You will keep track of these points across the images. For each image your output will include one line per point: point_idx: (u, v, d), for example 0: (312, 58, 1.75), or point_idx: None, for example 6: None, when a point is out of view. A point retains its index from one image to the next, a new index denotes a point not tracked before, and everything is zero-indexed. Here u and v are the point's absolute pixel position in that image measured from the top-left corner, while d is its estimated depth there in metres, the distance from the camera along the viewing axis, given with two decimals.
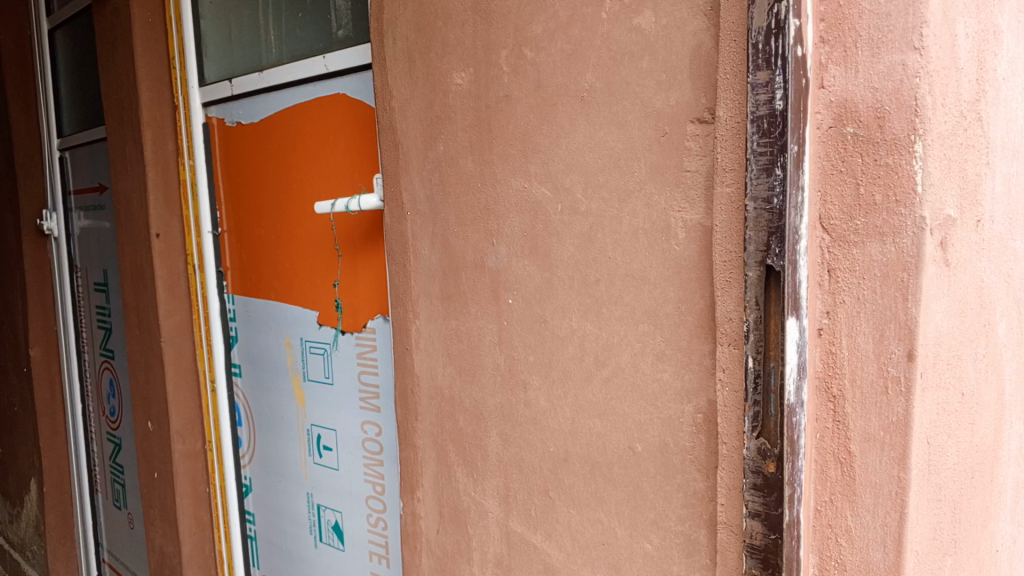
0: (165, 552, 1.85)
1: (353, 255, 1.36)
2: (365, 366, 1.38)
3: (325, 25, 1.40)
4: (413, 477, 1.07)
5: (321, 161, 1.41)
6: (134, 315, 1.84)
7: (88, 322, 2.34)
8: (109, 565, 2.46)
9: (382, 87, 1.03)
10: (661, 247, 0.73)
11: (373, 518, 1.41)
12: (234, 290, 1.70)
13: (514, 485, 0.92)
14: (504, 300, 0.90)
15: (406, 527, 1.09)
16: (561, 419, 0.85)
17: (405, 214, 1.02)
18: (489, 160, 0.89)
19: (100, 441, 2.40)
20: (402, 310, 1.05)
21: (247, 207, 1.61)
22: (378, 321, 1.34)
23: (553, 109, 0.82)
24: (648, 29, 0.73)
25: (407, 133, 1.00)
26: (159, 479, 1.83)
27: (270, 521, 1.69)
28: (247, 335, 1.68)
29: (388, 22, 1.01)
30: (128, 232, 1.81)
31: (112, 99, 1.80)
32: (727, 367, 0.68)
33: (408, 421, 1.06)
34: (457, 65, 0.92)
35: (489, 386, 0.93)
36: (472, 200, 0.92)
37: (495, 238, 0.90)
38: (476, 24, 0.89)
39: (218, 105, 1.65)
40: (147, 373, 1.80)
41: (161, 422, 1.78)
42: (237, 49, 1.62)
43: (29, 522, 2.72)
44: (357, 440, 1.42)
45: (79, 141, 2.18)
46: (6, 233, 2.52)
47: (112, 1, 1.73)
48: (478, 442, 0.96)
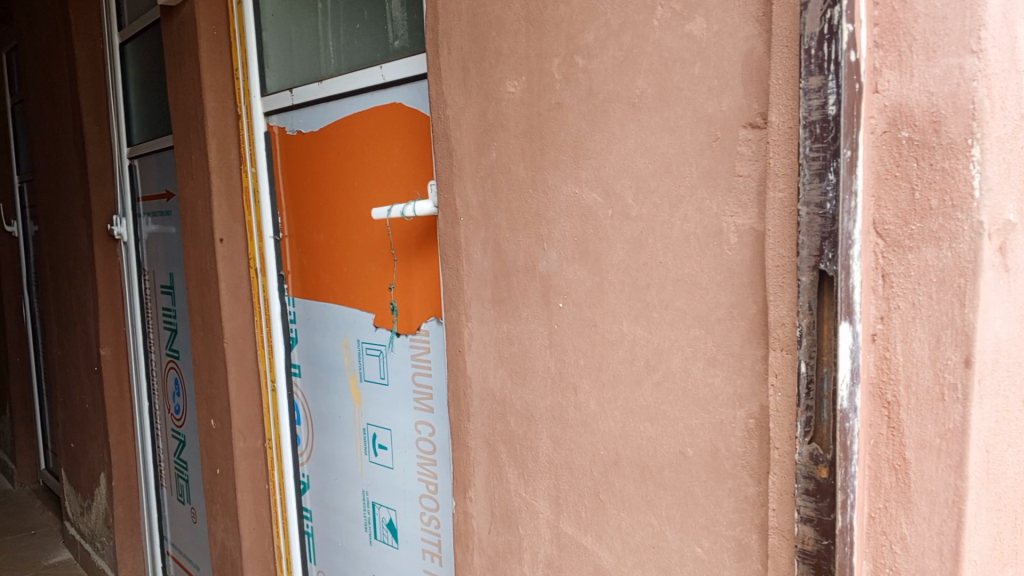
0: (226, 546, 1.91)
1: (407, 259, 1.39)
2: (419, 368, 1.41)
3: (382, 35, 1.44)
4: (465, 478, 1.09)
5: (377, 168, 1.45)
6: (198, 316, 1.90)
7: (155, 323, 2.43)
8: (173, 558, 2.55)
9: (438, 95, 1.06)
10: (712, 251, 0.74)
11: (426, 517, 1.44)
12: (294, 293, 1.74)
13: (565, 487, 0.93)
14: (555, 304, 0.91)
15: (459, 526, 1.11)
16: (611, 422, 0.86)
17: (459, 220, 1.04)
18: (541, 166, 0.91)
19: (165, 438, 2.49)
20: (455, 313, 1.07)
21: (307, 213, 1.66)
22: (432, 324, 1.36)
23: (605, 115, 0.83)
24: (700, 36, 0.73)
25: (461, 141, 1.02)
26: (220, 475, 1.89)
27: (327, 518, 1.73)
28: (306, 337, 1.72)
29: (443, 32, 1.03)
30: (193, 236, 1.88)
31: (178, 109, 1.87)
32: (779, 373, 0.68)
33: (461, 422, 1.08)
34: (510, 73, 0.94)
35: (541, 389, 0.95)
36: (523, 206, 0.94)
37: (546, 242, 0.91)
38: (529, 33, 0.91)
39: (278, 114, 1.70)
40: (210, 373, 1.87)
41: (223, 420, 1.84)
42: (297, 59, 1.67)
43: (99, 515, 2.83)
44: (411, 440, 1.45)
45: (147, 149, 2.27)
46: (78, 237, 2.64)
47: (179, 15, 1.81)
48: (530, 444, 0.97)
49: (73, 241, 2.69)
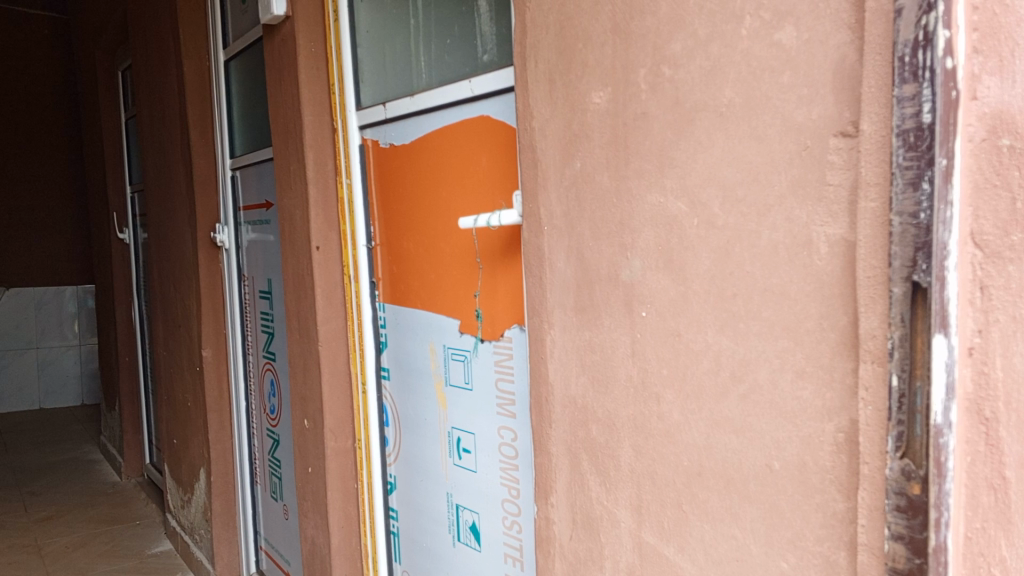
0: (316, 542, 1.98)
1: (492, 268, 1.42)
2: (502, 374, 1.43)
3: (472, 50, 1.47)
4: (547, 483, 1.10)
5: (465, 177, 1.48)
6: (294, 320, 1.99)
7: (253, 326, 2.54)
8: (266, 553, 2.65)
9: (524, 107, 1.08)
10: (802, 261, 0.73)
11: (508, 521, 1.46)
12: (385, 299, 1.80)
13: (647, 497, 0.93)
14: (638, 313, 0.92)
15: (541, 532, 1.12)
16: (695, 433, 0.85)
17: (542, 229, 1.06)
18: (625, 176, 0.92)
19: (260, 436, 2.60)
20: (538, 320, 1.09)
21: (398, 222, 1.71)
22: (515, 331, 1.38)
23: (691, 124, 0.83)
24: (789, 44, 0.73)
25: (546, 151, 1.04)
26: (312, 473, 1.96)
27: (413, 518, 1.77)
28: (395, 342, 1.78)
29: (531, 45, 1.05)
30: (291, 243, 1.97)
31: (278, 122, 1.96)
32: (870, 387, 0.67)
33: (543, 428, 1.09)
34: (596, 84, 0.95)
35: (623, 398, 0.95)
36: (607, 215, 0.95)
37: (629, 251, 0.92)
38: (615, 45, 0.92)
39: (373, 127, 1.77)
40: (305, 374, 1.95)
41: (316, 420, 1.91)
42: (390, 73, 1.72)
43: (198, 509, 2.98)
44: (494, 444, 1.47)
45: (248, 161, 2.39)
46: (184, 243, 2.79)
47: (280, 32, 1.90)
48: (612, 452, 0.98)
49: (179, 247, 2.85)
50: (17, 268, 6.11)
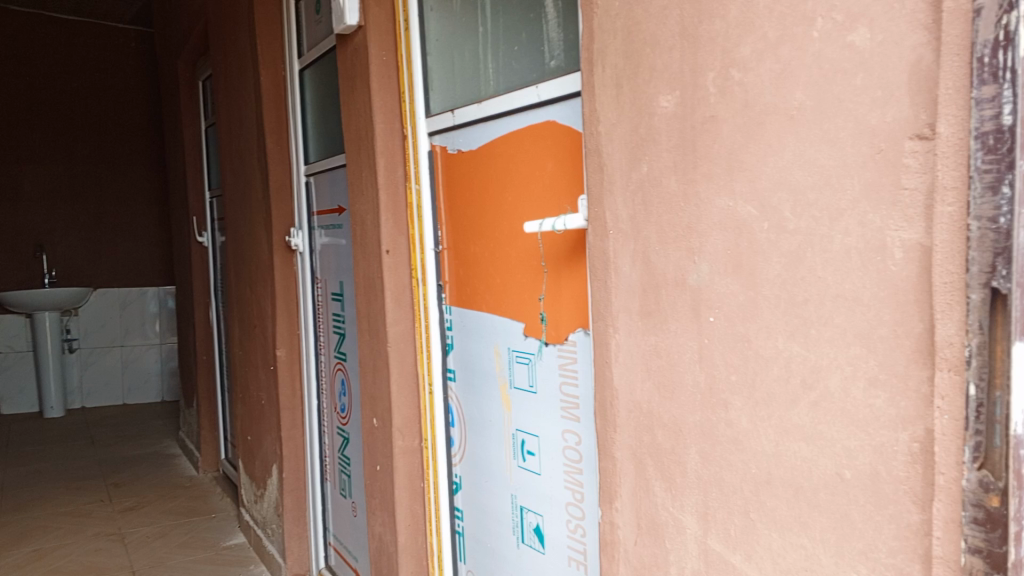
0: (383, 539, 2.02)
1: (557, 272, 1.43)
2: (566, 378, 1.44)
3: (539, 56, 1.49)
4: (611, 488, 1.10)
5: (531, 182, 1.49)
6: (365, 321, 2.04)
7: (325, 327, 2.61)
8: (335, 548, 2.71)
9: (591, 112, 1.08)
10: (876, 267, 0.72)
11: (572, 525, 1.46)
12: (452, 302, 1.83)
13: (713, 503, 0.92)
14: (706, 318, 0.91)
15: (605, 536, 1.13)
16: (764, 440, 0.85)
17: (608, 232, 1.06)
18: (693, 179, 0.91)
19: (330, 434, 2.66)
20: (603, 324, 1.09)
21: (465, 226, 1.74)
22: (579, 334, 1.39)
23: (761, 127, 0.82)
24: (863, 46, 0.72)
25: (612, 156, 1.04)
26: (380, 471, 2.01)
27: (478, 519, 1.79)
28: (462, 344, 1.80)
29: (598, 50, 1.06)
30: (362, 247, 2.02)
31: (351, 129, 2.02)
32: (946, 395, 0.65)
33: (608, 433, 1.10)
34: (664, 88, 0.95)
35: (689, 404, 0.95)
36: (675, 219, 0.95)
37: (697, 255, 0.92)
38: (683, 49, 0.92)
39: (441, 134, 1.80)
40: (374, 374, 2.00)
41: (385, 420, 1.95)
42: (459, 80, 1.75)
43: (271, 504, 3.07)
44: (558, 448, 1.48)
45: (322, 167, 2.46)
46: (260, 247, 2.89)
47: (352, 41, 1.95)
48: (678, 459, 0.97)
49: (255, 250, 2.95)
50: (104, 270, 6.41)
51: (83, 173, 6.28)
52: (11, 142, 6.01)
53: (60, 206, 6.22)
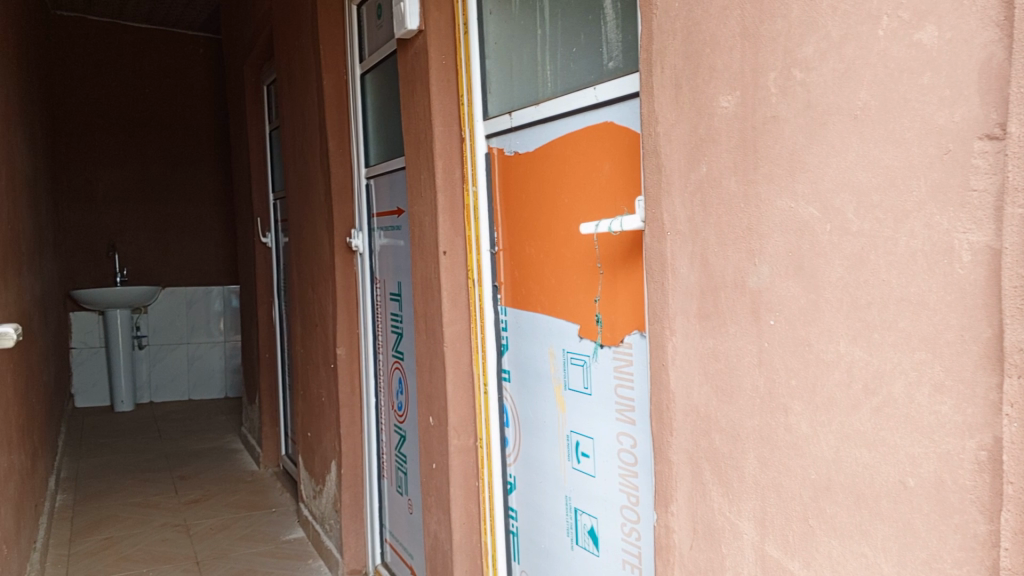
0: (438, 537, 2.05)
1: (613, 274, 1.43)
2: (622, 380, 1.43)
3: (597, 57, 1.48)
4: (667, 492, 1.09)
5: (587, 184, 1.50)
6: (422, 321, 2.07)
7: (384, 327, 2.65)
8: (391, 545, 2.75)
9: (649, 113, 1.08)
10: (942, 269, 0.70)
11: (627, 528, 1.46)
12: (507, 303, 1.84)
13: (771, 509, 0.91)
14: (765, 321, 0.90)
15: (661, 539, 1.12)
16: (824, 446, 0.83)
17: (666, 234, 1.06)
18: (754, 180, 0.90)
19: (387, 432, 2.70)
20: (659, 326, 1.08)
21: (521, 228, 1.75)
22: (636, 337, 1.38)
23: (824, 128, 0.81)
24: (930, 45, 0.70)
25: (670, 157, 1.04)
26: (437, 469, 2.03)
27: (532, 519, 1.80)
28: (517, 344, 1.81)
29: (657, 51, 1.06)
30: (420, 248, 2.05)
31: (410, 132, 2.05)
32: (1016, 403, 0.64)
33: (664, 436, 1.09)
34: (724, 89, 0.94)
35: (748, 408, 0.94)
36: (734, 221, 0.94)
37: (758, 257, 0.91)
38: (744, 49, 0.91)
39: (499, 136, 1.82)
40: (431, 373, 2.03)
41: (441, 418, 1.98)
42: (516, 82, 1.76)
43: (329, 500, 3.13)
44: (613, 450, 1.48)
45: (382, 169, 2.50)
46: (322, 247, 2.96)
47: (413, 46, 1.98)
48: (736, 463, 0.96)
49: (317, 250, 3.02)
50: (173, 269, 6.63)
51: (153, 175, 6.51)
52: (87, 146, 6.29)
53: (132, 207, 6.46)
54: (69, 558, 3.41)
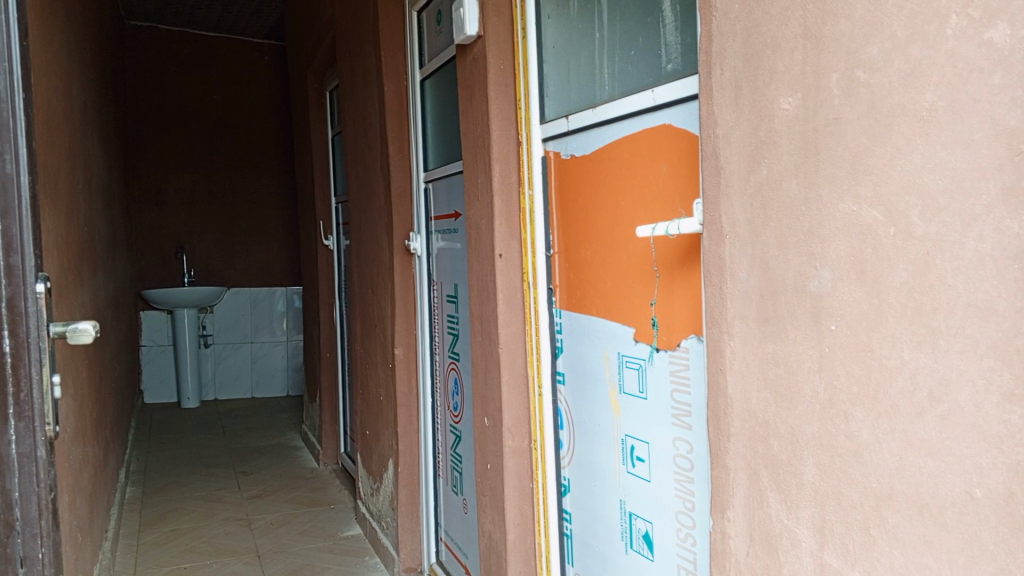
0: (493, 537, 2.07)
1: (669, 277, 1.42)
2: (678, 384, 1.42)
3: (655, 59, 1.47)
4: (724, 498, 1.08)
5: (644, 187, 1.49)
6: (478, 322, 2.09)
7: (440, 328, 2.68)
8: (446, 544, 2.77)
9: (708, 116, 1.07)
10: (1013, 274, 0.68)
11: (682, 533, 1.44)
12: (562, 305, 1.85)
13: (831, 517, 0.89)
14: (826, 326, 0.88)
15: (716, 545, 1.11)
16: (886, 454, 0.81)
17: (724, 237, 1.05)
18: (815, 183, 0.89)
19: (443, 432, 2.73)
20: (717, 330, 1.07)
21: (577, 231, 1.75)
22: (692, 341, 1.37)
23: (888, 130, 0.80)
24: (1002, 43, 0.68)
25: (730, 159, 1.03)
26: (491, 469, 2.05)
27: (585, 522, 1.80)
28: (571, 347, 1.81)
29: (716, 53, 1.05)
30: (477, 251, 2.07)
31: (468, 136, 2.07)
32: None
33: (721, 441, 1.08)
34: (785, 91, 0.93)
35: (807, 414, 0.92)
36: (795, 224, 0.93)
37: (819, 261, 0.89)
38: (806, 50, 0.90)
39: (556, 139, 1.82)
40: (487, 375, 2.05)
41: (496, 419, 2.00)
42: (572, 85, 1.76)
43: (386, 497, 3.19)
44: (669, 455, 1.47)
45: (440, 174, 2.54)
46: (381, 250, 3.01)
47: (472, 51, 2.01)
48: (794, 470, 0.94)
49: (376, 252, 3.08)
50: (238, 270, 6.81)
51: (220, 179, 6.71)
52: (158, 152, 6.52)
53: (200, 209, 6.68)
54: (138, 548, 3.54)
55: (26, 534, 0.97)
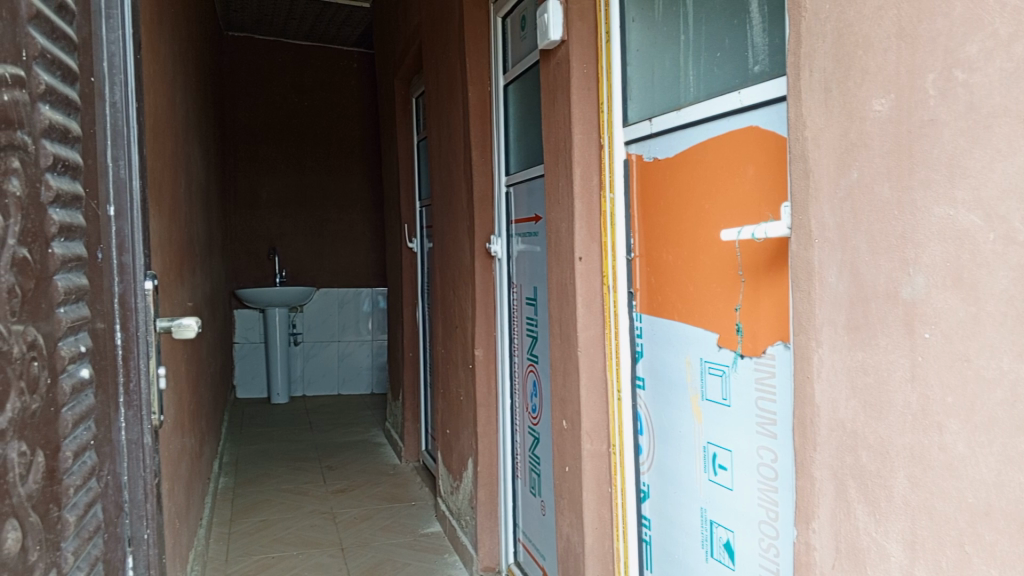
0: (570, 539, 2.07)
1: (755, 282, 1.39)
2: (763, 392, 1.39)
3: (742, 61, 1.45)
4: (808, 508, 1.05)
5: (729, 190, 1.47)
6: (557, 325, 2.10)
7: (519, 330, 2.70)
8: (524, 545, 2.78)
9: (797, 118, 1.05)
10: None
11: (765, 544, 1.42)
12: (642, 309, 1.84)
13: (922, 532, 0.86)
14: (919, 334, 0.86)
15: (800, 556, 1.08)
16: (983, 469, 0.78)
17: (814, 241, 1.02)
18: (909, 186, 0.86)
19: (522, 433, 2.74)
20: (805, 337, 1.05)
21: (659, 235, 1.74)
22: (779, 348, 1.34)
23: (988, 131, 0.77)
24: None
25: (819, 162, 1.01)
26: (570, 472, 2.06)
27: (665, 529, 1.78)
28: (652, 351, 1.80)
29: (806, 55, 1.03)
30: (557, 254, 2.08)
31: (550, 140, 2.09)
32: None
33: (806, 451, 1.05)
34: (878, 92, 0.91)
35: (899, 425, 0.89)
36: (887, 229, 0.90)
37: (912, 267, 0.86)
38: (900, 51, 0.87)
39: (638, 142, 1.82)
40: (566, 378, 2.06)
41: (575, 422, 2.00)
42: (657, 87, 1.75)
43: (466, 496, 3.23)
44: (752, 464, 1.44)
45: (521, 177, 2.56)
46: (463, 252, 3.06)
47: (555, 56, 2.02)
48: (884, 482, 0.92)
49: (458, 255, 3.13)
50: (326, 271, 7.03)
51: (311, 182, 6.94)
52: (254, 157, 6.80)
53: (292, 212, 6.92)
54: (230, 536, 3.70)
55: (134, 516, 1.01)
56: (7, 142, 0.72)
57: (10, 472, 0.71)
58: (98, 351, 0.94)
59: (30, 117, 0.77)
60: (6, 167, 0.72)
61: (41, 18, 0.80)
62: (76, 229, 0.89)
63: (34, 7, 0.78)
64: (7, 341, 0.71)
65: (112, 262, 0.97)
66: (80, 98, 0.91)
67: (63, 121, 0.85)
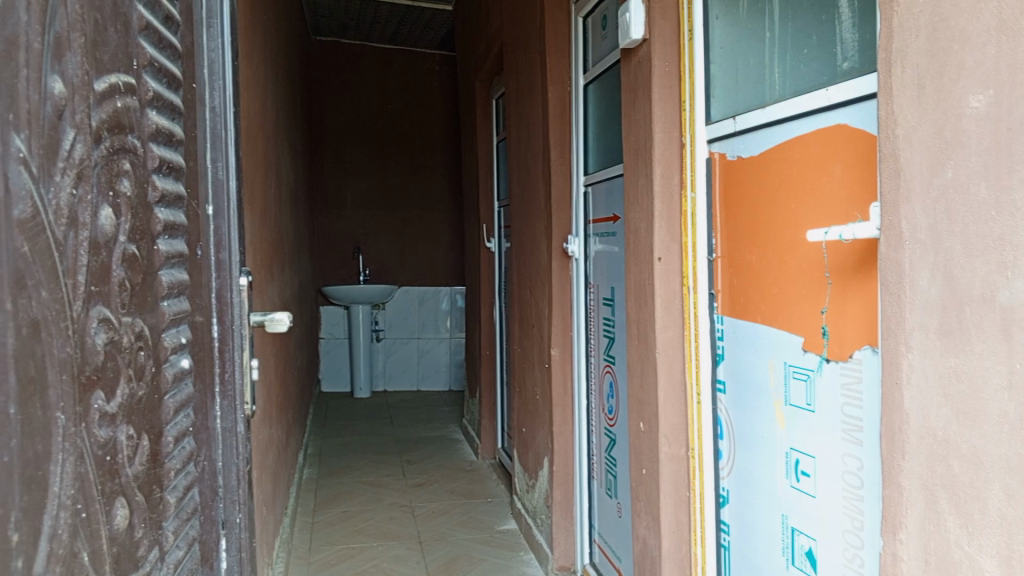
0: (647, 542, 2.06)
1: (842, 284, 1.35)
2: (850, 398, 1.35)
3: (830, 58, 1.41)
4: (896, 518, 1.02)
5: (815, 189, 1.43)
6: (635, 326, 2.09)
7: (596, 330, 2.70)
8: (598, 546, 2.78)
9: (888, 114, 1.02)
10: None
11: (849, 554, 1.38)
12: (724, 311, 1.81)
13: (1019, 548, 0.82)
14: (1017, 339, 0.82)
15: (886, 567, 1.05)
16: None
17: (904, 243, 0.99)
18: (1008, 186, 0.83)
19: (598, 434, 2.73)
20: (894, 342, 1.02)
21: (742, 236, 1.71)
22: (866, 353, 1.30)
23: None
24: None
25: (911, 160, 0.97)
26: (647, 474, 2.05)
27: (745, 535, 1.74)
28: (734, 353, 1.77)
29: (897, 50, 0.99)
30: (636, 254, 2.07)
31: (630, 139, 2.08)
32: None
33: (894, 459, 1.02)
34: (975, 88, 0.87)
35: (994, 434, 0.85)
36: (984, 230, 0.86)
37: (1010, 270, 0.83)
38: (1000, 44, 0.84)
39: (721, 141, 1.79)
40: (643, 379, 2.05)
41: (653, 424, 1.99)
42: (740, 84, 1.72)
43: (541, 494, 3.25)
44: (837, 471, 1.40)
45: (600, 178, 2.56)
46: (540, 251, 3.08)
47: (637, 54, 2.01)
48: (977, 494, 0.88)
49: (536, 254, 3.15)
50: (407, 270, 7.16)
51: (393, 182, 7.09)
52: (339, 158, 6.98)
53: (375, 212, 7.08)
54: (314, 525, 3.82)
55: (227, 501, 1.06)
56: (119, 145, 0.77)
57: (119, 454, 0.75)
58: (196, 342, 0.99)
59: (139, 122, 0.82)
60: (119, 169, 0.77)
61: (150, 29, 0.86)
62: (179, 228, 0.94)
63: (143, 18, 0.83)
64: (118, 332, 0.76)
65: (210, 259, 1.03)
66: (183, 104, 0.96)
67: (168, 124, 0.90)
